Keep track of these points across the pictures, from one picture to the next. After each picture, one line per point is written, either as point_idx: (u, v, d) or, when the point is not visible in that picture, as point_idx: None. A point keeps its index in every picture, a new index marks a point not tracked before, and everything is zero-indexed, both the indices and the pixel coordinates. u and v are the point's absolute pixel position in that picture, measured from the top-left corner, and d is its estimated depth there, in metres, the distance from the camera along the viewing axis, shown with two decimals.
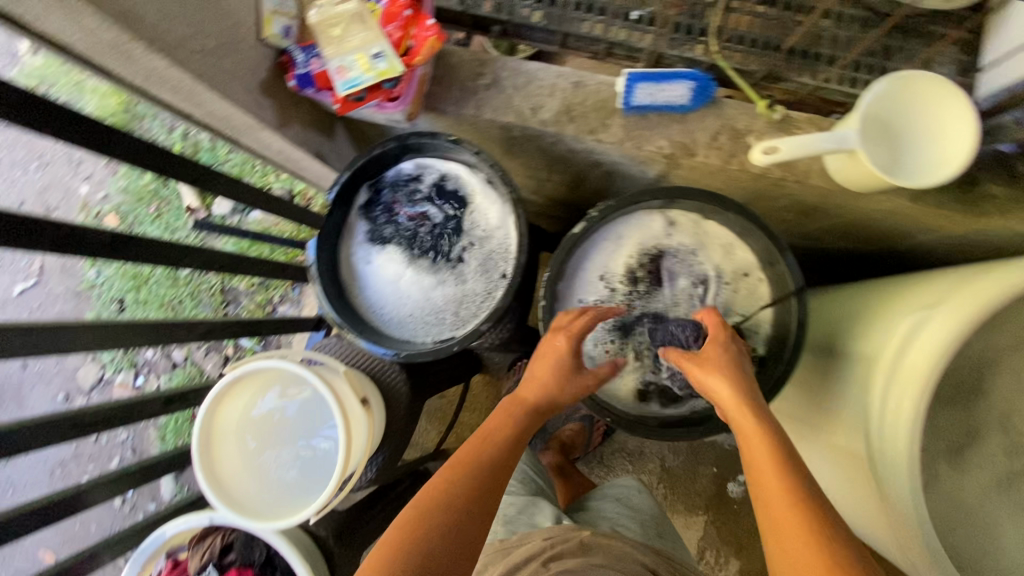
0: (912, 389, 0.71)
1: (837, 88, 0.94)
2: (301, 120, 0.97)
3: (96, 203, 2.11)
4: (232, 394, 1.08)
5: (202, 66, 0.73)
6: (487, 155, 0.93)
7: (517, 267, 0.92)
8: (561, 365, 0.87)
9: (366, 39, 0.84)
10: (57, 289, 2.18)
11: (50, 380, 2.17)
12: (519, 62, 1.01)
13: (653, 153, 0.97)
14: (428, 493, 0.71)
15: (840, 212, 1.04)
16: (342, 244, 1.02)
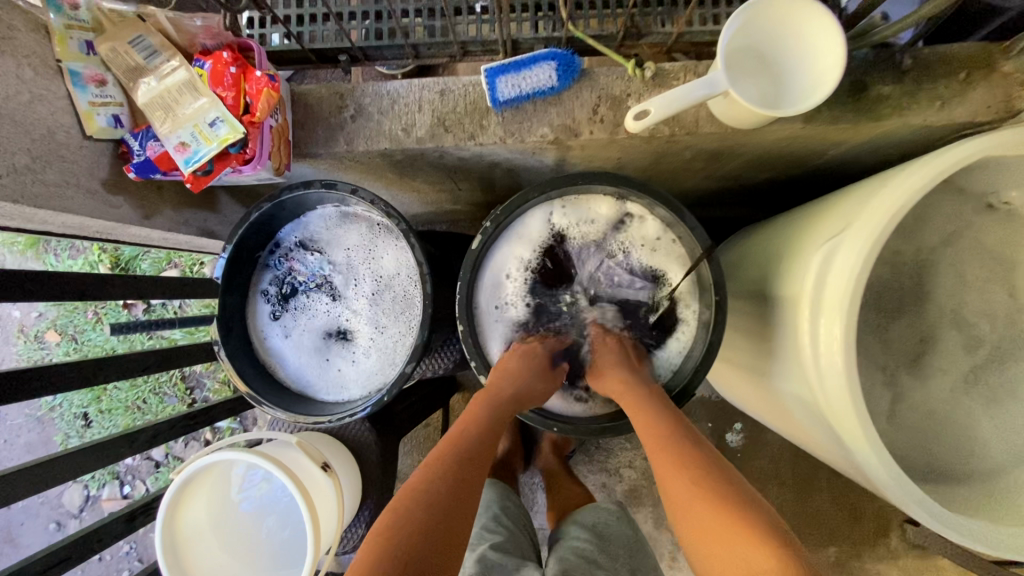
0: (836, 319, 0.69)
1: (701, 29, 0.90)
2: (171, 204, 0.92)
3: (32, 324, 2.03)
4: (186, 499, 1.01)
5: (17, 188, 0.68)
6: (365, 191, 0.89)
7: (426, 300, 0.88)
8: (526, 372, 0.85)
9: (199, 108, 0.79)
10: (19, 420, 2.11)
11: (37, 512, 2.10)
12: (378, 83, 0.95)
13: (538, 143, 0.92)
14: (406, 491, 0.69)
15: (745, 149, 1.00)
16: (251, 320, 0.98)
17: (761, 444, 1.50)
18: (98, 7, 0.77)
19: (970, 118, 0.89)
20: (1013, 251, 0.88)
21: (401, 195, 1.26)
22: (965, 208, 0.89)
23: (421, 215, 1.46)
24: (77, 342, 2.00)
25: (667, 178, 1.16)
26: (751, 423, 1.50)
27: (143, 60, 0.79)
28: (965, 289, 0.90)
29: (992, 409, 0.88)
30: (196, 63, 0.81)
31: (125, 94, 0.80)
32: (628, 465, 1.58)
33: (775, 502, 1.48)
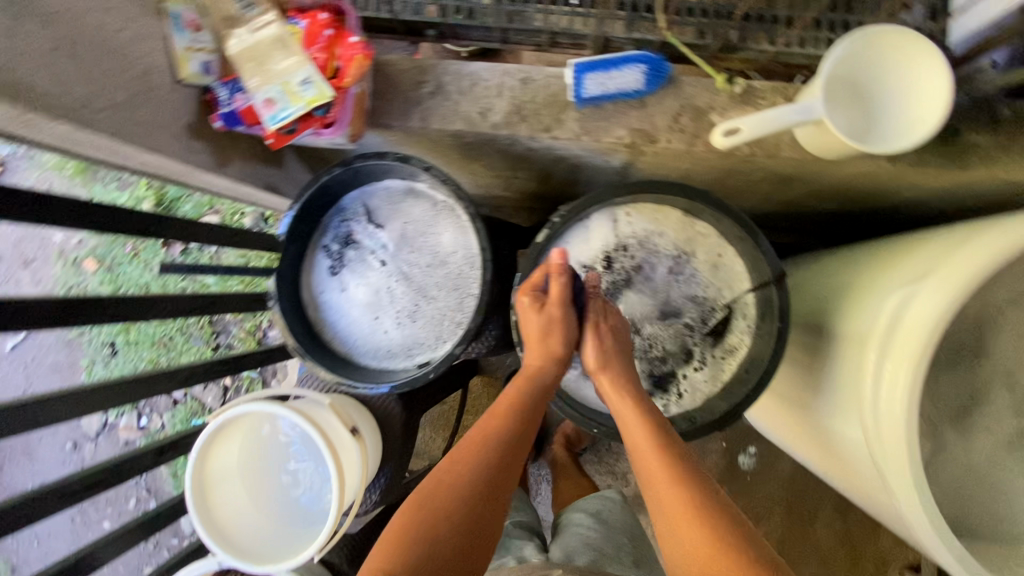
0: (905, 365, 0.68)
1: (798, 51, 0.87)
2: (243, 156, 0.93)
3: (72, 250, 2.08)
4: (219, 442, 1.05)
5: (113, 123, 0.68)
6: (438, 170, 0.89)
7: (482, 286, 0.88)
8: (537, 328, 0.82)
9: (289, 66, 0.79)
10: (48, 341, 2.17)
11: (56, 431, 2.17)
12: (461, 64, 0.95)
13: (613, 145, 0.91)
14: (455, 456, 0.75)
15: (817, 179, 0.99)
16: (305, 277, 0.99)
17: (773, 471, 1.50)
18: None
19: None
20: None
21: (458, 175, 1.26)
22: None
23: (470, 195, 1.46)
24: (113, 273, 2.04)
25: (728, 195, 1.14)
26: (765, 448, 1.50)
27: (239, 10, 0.81)
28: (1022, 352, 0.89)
29: None
30: (291, 22, 0.82)
31: (217, 42, 0.81)
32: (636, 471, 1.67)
33: (779, 530, 1.49)
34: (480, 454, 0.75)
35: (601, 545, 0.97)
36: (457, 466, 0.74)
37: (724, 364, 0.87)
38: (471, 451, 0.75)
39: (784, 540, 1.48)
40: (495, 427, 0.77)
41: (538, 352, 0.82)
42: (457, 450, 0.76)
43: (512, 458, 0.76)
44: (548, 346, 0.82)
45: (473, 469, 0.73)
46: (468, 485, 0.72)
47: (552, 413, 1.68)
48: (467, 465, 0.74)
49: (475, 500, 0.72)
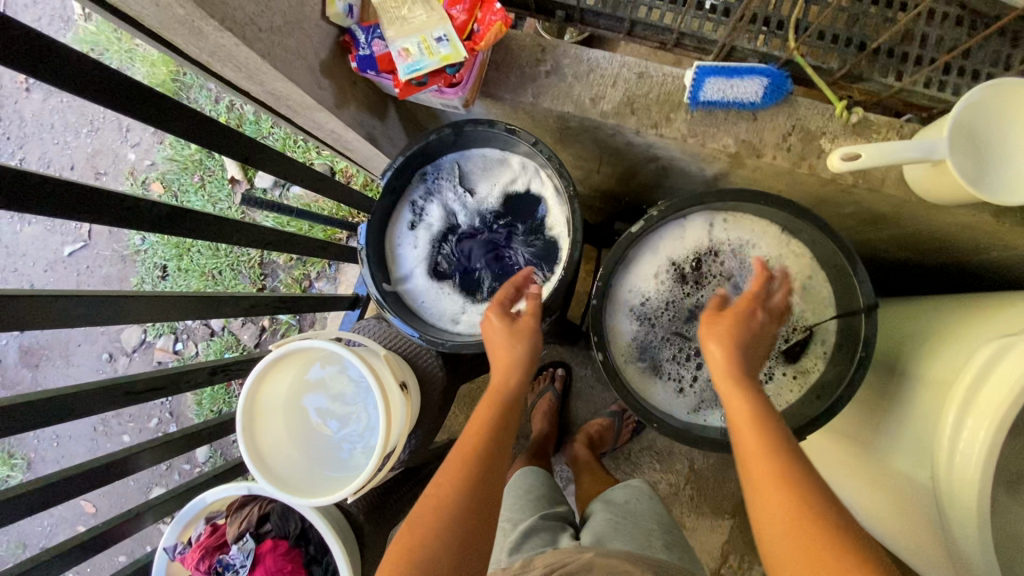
0: (989, 420, 0.67)
1: (921, 90, 0.87)
2: (357, 101, 0.96)
3: (143, 171, 2.16)
4: (275, 371, 1.08)
5: (267, 44, 0.72)
6: (545, 146, 0.91)
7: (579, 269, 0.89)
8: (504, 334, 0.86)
9: (429, 21, 0.82)
10: (104, 252, 2.25)
11: (95, 340, 2.25)
12: (581, 49, 0.97)
13: (717, 152, 0.92)
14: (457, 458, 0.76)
15: (908, 223, 0.99)
16: (390, 226, 1.02)
17: None
18: None
19: None
20: None
21: None
22: None
23: None
24: (177, 199, 2.11)
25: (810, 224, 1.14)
26: None
27: None
28: None
29: None
30: None
31: None
32: (651, 484, 1.67)
33: None
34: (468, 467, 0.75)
35: (632, 533, 1.00)
36: (445, 483, 0.73)
37: (794, 387, 0.88)
38: (464, 465, 0.75)
39: None
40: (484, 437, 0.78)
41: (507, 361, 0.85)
42: (447, 468, 0.75)
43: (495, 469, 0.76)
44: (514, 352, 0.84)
45: (462, 484, 0.73)
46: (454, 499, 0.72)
47: (579, 411, 1.69)
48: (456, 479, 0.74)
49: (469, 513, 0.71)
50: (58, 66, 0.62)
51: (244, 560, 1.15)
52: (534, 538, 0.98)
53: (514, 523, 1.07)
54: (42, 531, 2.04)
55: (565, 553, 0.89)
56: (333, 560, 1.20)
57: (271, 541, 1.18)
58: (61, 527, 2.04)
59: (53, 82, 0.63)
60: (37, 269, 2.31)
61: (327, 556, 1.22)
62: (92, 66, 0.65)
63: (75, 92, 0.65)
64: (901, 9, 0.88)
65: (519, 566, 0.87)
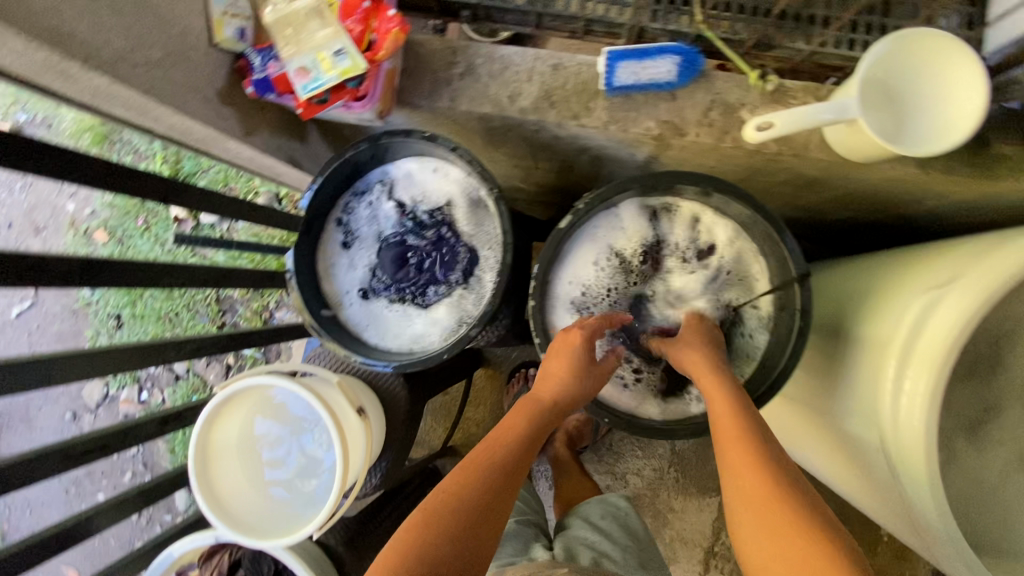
0: (927, 370, 0.67)
1: (832, 51, 0.87)
2: (269, 126, 0.92)
3: (84, 220, 2.08)
4: (226, 413, 1.04)
5: (148, 80, 0.68)
6: (465, 151, 0.89)
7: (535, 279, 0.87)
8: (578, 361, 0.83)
9: (325, 37, 0.79)
10: (53, 309, 2.16)
11: (56, 400, 2.17)
12: (493, 47, 0.95)
13: (641, 136, 0.91)
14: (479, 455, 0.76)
15: (840, 184, 0.99)
16: (320, 250, 0.98)
17: None
18: None
19: None
20: None
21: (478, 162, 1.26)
22: None
23: None
24: (123, 245, 2.04)
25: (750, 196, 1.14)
26: None
27: None
28: None
29: None
30: None
31: (253, 11, 0.81)
32: (636, 472, 1.65)
33: None
34: (484, 480, 0.72)
35: (608, 552, 0.98)
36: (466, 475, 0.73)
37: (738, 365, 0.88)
38: (487, 465, 0.74)
39: None
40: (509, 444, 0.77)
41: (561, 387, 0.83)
42: (470, 463, 0.75)
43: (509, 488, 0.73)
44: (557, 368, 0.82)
45: (479, 484, 0.72)
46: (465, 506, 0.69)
47: None
48: (468, 486, 0.71)
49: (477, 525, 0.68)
50: None
51: None
52: (504, 552, 0.97)
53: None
54: None
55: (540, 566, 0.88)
56: None
57: None
58: None
59: None
60: None
61: None
62: None
63: None
64: None
65: None
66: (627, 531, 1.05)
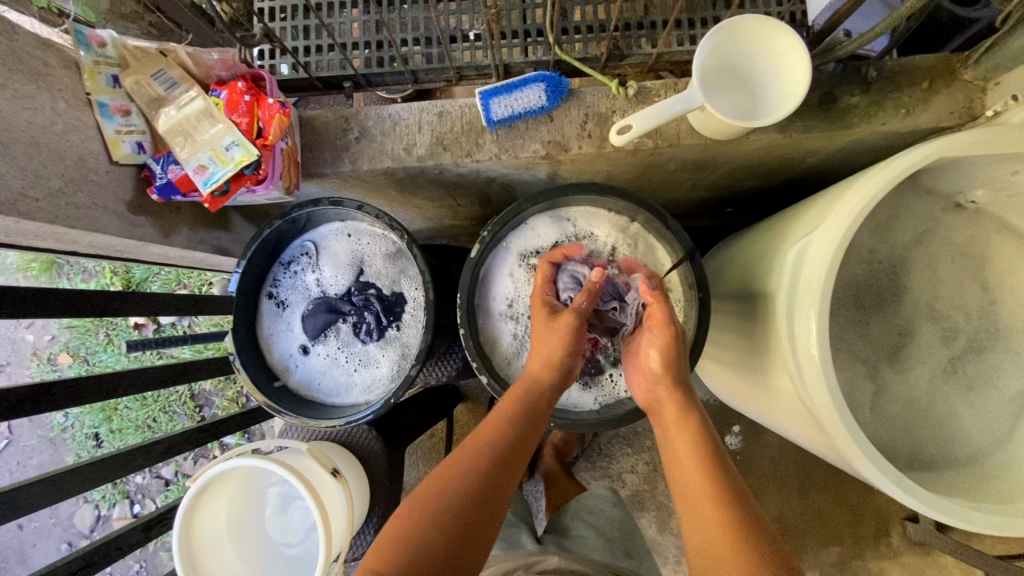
0: (812, 311, 0.73)
1: (678, 49, 0.97)
2: (188, 223, 0.98)
3: (45, 347, 2.09)
4: (204, 502, 1.05)
5: (52, 210, 0.74)
6: (370, 207, 0.95)
7: (461, 309, 0.91)
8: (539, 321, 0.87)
9: (215, 133, 0.86)
10: (30, 443, 2.15)
11: (49, 533, 2.13)
12: (380, 107, 1.02)
13: (531, 158, 0.99)
14: (477, 443, 0.77)
15: (727, 160, 1.07)
16: (260, 326, 1.03)
17: (760, 446, 1.46)
18: (124, 45, 0.85)
19: (934, 124, 0.95)
20: (984, 247, 0.93)
21: (403, 211, 1.32)
22: (935, 209, 0.94)
23: (422, 229, 1.51)
24: (89, 363, 2.05)
25: (656, 188, 1.22)
26: (749, 426, 1.47)
27: (164, 91, 0.87)
28: (938, 285, 0.95)
29: (970, 397, 0.91)
30: (213, 94, 0.88)
31: (148, 123, 0.88)
32: (630, 470, 1.65)
33: (778, 505, 1.44)
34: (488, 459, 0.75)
35: (596, 545, 1.00)
36: (465, 463, 0.74)
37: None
38: (488, 450, 0.76)
39: (783, 515, 1.43)
40: (508, 428, 0.79)
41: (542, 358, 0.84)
42: (471, 448, 0.77)
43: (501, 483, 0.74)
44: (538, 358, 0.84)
45: (478, 467, 0.74)
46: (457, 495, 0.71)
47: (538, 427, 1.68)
48: (475, 468, 0.74)
49: (484, 500, 0.72)
50: None
51: None
52: None
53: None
54: None
55: (525, 555, 0.89)
56: None
57: None
58: None
59: None
60: None
61: None
62: None
63: None
64: None
65: None
66: (616, 523, 1.07)
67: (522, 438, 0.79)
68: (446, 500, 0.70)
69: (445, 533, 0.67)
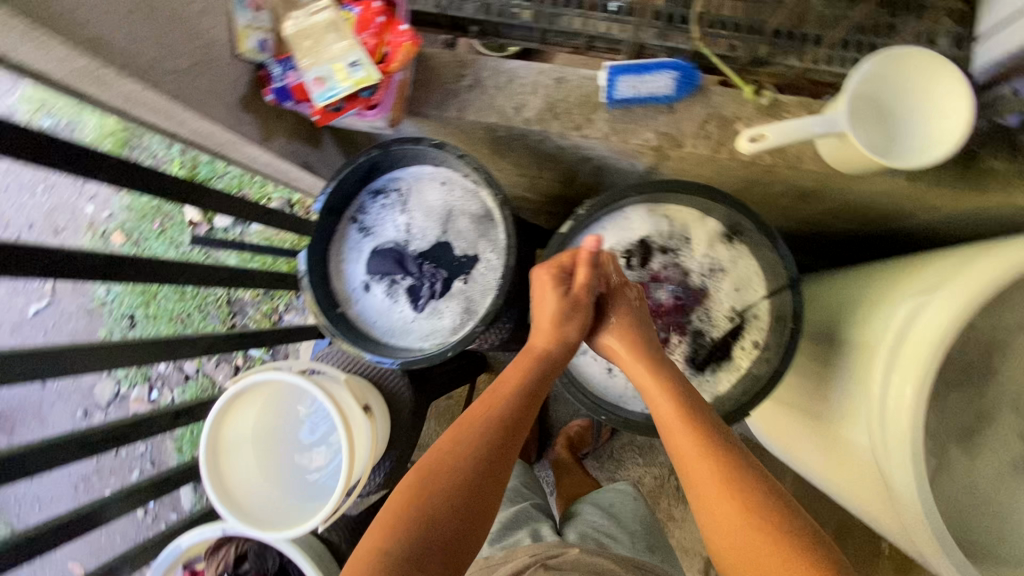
0: (913, 379, 0.69)
1: (825, 68, 0.91)
2: (285, 132, 0.97)
3: (102, 223, 2.13)
4: (235, 409, 1.07)
5: (177, 86, 0.73)
6: (472, 158, 0.94)
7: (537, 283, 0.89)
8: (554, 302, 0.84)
9: (340, 48, 0.84)
10: (70, 308, 2.22)
11: (69, 397, 2.22)
12: (500, 61, 0.99)
13: (640, 147, 0.95)
14: (475, 418, 0.75)
15: (836, 195, 1.01)
16: (336, 250, 1.04)
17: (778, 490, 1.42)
18: None
19: None
20: None
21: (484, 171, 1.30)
22: None
23: None
24: (138, 248, 2.08)
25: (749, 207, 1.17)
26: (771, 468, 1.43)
27: None
28: None
29: None
30: (344, 8, 0.87)
31: (274, 23, 0.87)
32: (637, 480, 1.63)
33: None
34: (483, 436, 0.74)
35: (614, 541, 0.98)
36: (463, 443, 0.73)
37: (728, 378, 0.89)
38: (484, 427, 0.74)
39: None
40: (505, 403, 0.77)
41: (548, 334, 0.84)
42: (468, 427, 0.75)
43: (510, 453, 0.75)
44: (547, 333, 0.84)
45: (475, 444, 0.73)
46: (470, 471, 0.71)
47: (556, 416, 1.66)
48: (472, 447, 0.72)
49: (483, 478, 0.71)
50: None
51: None
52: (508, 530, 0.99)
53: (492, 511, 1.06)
54: None
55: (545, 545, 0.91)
56: None
57: None
58: None
59: None
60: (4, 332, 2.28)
61: None
62: None
63: None
64: None
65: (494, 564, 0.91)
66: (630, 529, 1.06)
67: (520, 414, 0.77)
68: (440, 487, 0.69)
69: (441, 519, 0.67)
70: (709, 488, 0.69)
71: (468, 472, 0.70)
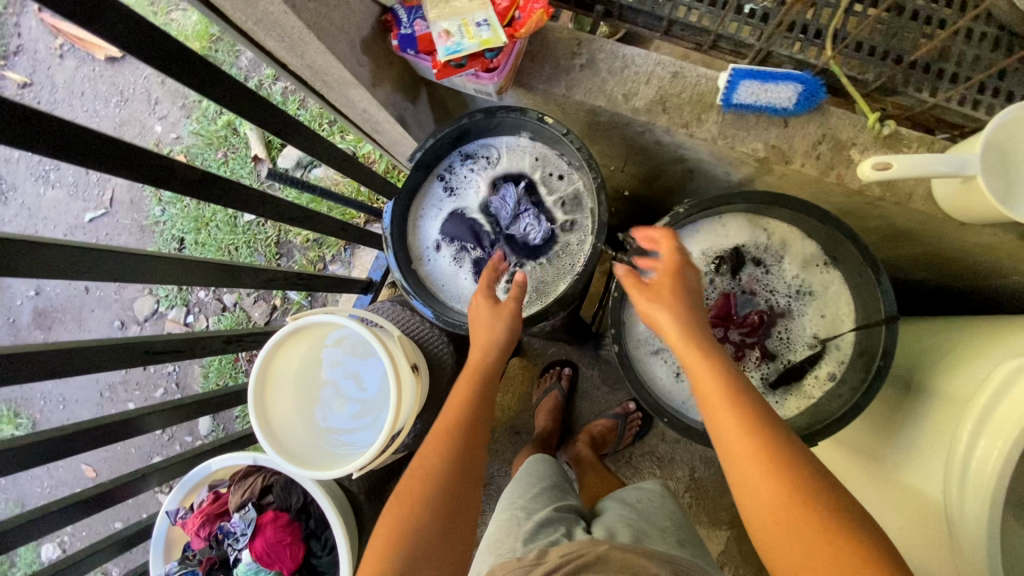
0: (1003, 441, 0.67)
1: (954, 108, 0.89)
2: (392, 81, 0.97)
3: (168, 144, 2.03)
4: (290, 342, 1.09)
5: (314, 15, 0.74)
6: (576, 138, 0.91)
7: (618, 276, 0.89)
8: (485, 313, 0.88)
9: (470, 5, 0.83)
10: (124, 221, 2.26)
11: (108, 306, 2.27)
12: (618, 45, 0.97)
13: (745, 155, 0.93)
14: (441, 432, 0.78)
15: (932, 241, 0.98)
16: (418, 206, 1.04)
17: None
18: None
19: None
20: None
21: None
22: None
23: None
24: None
25: None
26: None
27: None
28: None
29: None
30: None
31: None
32: None
33: None
34: (449, 444, 0.76)
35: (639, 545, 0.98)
36: (429, 456, 0.75)
37: (797, 404, 0.90)
38: (448, 435, 0.77)
39: None
40: (458, 410, 0.80)
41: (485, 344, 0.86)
42: (433, 440, 0.77)
43: (474, 459, 0.77)
44: (493, 335, 0.86)
45: (442, 454, 0.75)
46: (440, 483, 0.72)
47: (582, 412, 1.65)
48: (436, 457, 0.74)
49: (455, 484, 0.73)
50: (127, 29, 0.63)
51: (245, 528, 1.17)
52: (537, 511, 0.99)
53: (528, 512, 0.97)
54: (18, 488, 1.95)
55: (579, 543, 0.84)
56: (333, 535, 1.22)
57: (272, 512, 1.19)
58: (35, 485, 1.94)
59: (122, 47, 0.64)
60: (58, 233, 2.33)
61: (326, 532, 1.23)
62: (149, 30, 0.65)
63: (137, 57, 0.66)
64: (938, 25, 0.89)
65: (527, 564, 0.80)
66: None
67: (474, 418, 0.79)
68: (417, 503, 0.70)
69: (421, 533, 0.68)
70: (748, 457, 0.64)
71: (439, 485, 0.72)
